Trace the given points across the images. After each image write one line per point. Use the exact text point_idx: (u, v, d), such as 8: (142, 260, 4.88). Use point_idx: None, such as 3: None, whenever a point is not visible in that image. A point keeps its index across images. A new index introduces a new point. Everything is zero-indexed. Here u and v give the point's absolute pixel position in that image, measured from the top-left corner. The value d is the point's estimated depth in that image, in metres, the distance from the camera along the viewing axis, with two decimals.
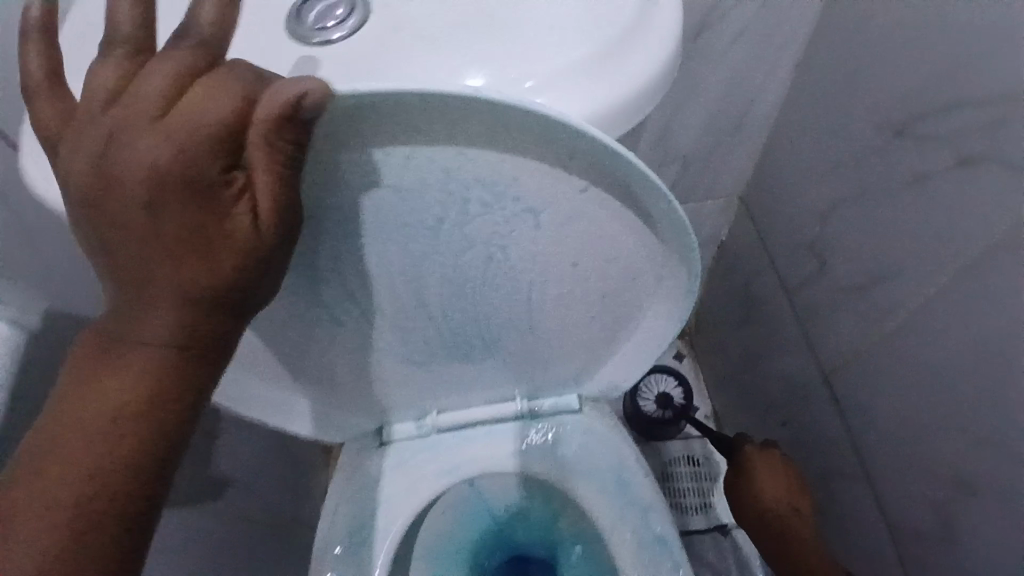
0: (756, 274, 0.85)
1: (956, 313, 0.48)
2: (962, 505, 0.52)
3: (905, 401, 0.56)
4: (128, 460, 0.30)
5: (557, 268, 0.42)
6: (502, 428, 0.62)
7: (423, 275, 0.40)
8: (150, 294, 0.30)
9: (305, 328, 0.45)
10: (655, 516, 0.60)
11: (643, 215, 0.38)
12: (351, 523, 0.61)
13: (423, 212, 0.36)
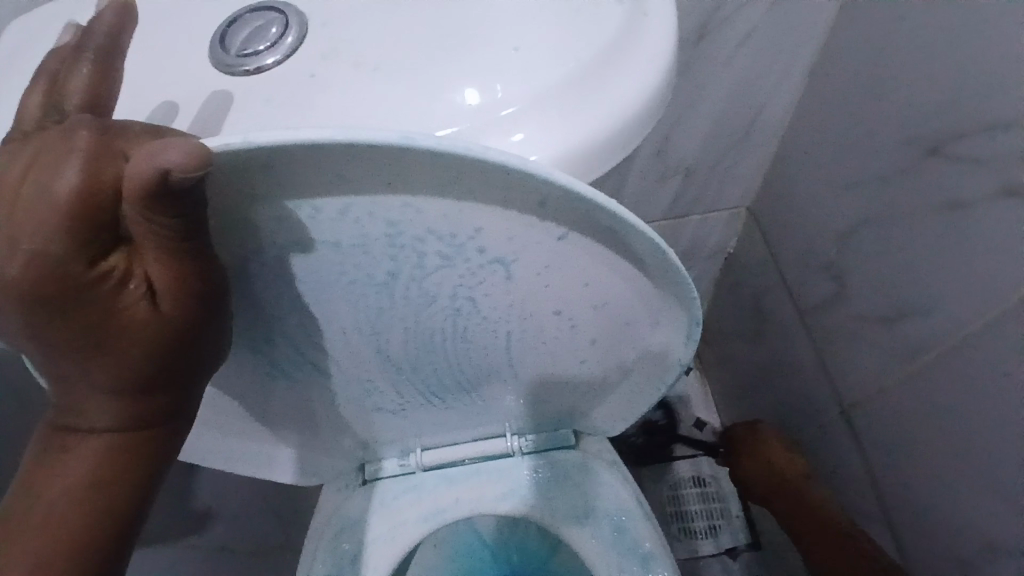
0: (764, 290, 0.78)
1: (995, 355, 0.44)
2: (994, 558, 0.50)
3: (934, 441, 0.53)
4: (74, 549, 0.29)
5: (539, 319, 0.36)
6: (493, 466, 0.60)
7: (383, 331, 0.35)
8: (71, 386, 0.27)
9: (261, 385, 0.41)
10: (656, 565, 0.56)
11: (634, 260, 0.32)
12: (334, 563, 0.59)
13: (369, 268, 0.30)
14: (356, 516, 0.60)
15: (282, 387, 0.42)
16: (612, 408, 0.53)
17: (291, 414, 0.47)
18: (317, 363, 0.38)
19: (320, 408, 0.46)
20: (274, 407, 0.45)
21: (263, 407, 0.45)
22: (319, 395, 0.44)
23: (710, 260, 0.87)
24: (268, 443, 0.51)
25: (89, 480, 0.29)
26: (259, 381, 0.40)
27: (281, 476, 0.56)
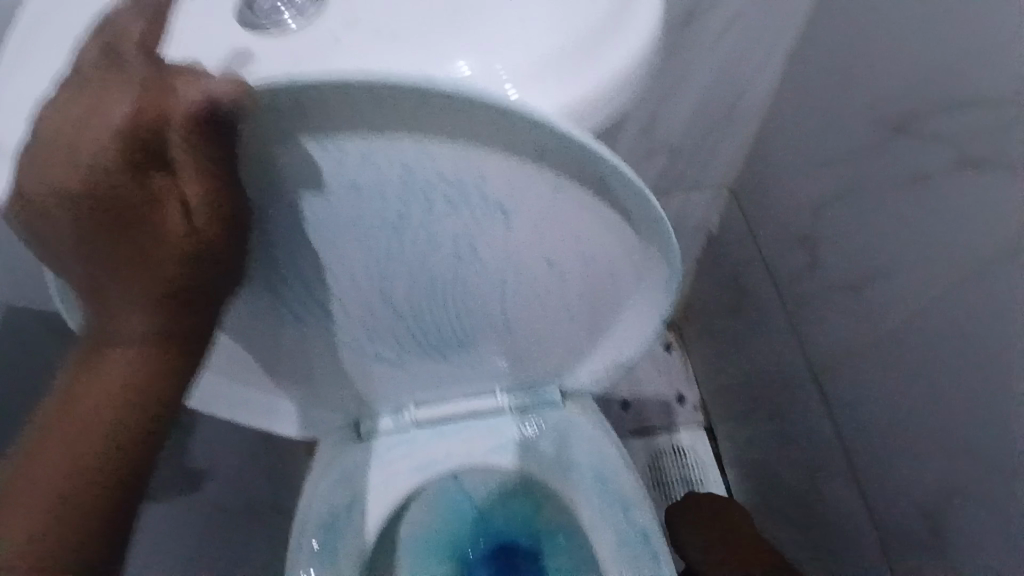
0: (743, 265, 0.82)
1: (953, 314, 0.48)
2: (956, 512, 0.52)
3: (903, 401, 0.55)
4: (113, 453, 0.32)
5: (534, 267, 0.39)
6: (484, 420, 0.64)
7: (388, 278, 0.38)
8: (109, 300, 0.30)
9: (272, 330, 0.44)
10: (636, 512, 0.60)
11: (624, 212, 0.35)
12: (327, 516, 0.61)
13: (380, 211, 0.32)
14: (354, 467, 0.63)
15: (288, 333, 0.44)
16: (598, 363, 0.57)
17: (291, 361, 0.49)
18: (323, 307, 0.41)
19: (321, 356, 0.48)
20: (275, 353, 0.47)
21: (266, 352, 0.47)
22: (322, 342, 0.46)
23: (693, 237, 0.90)
24: (273, 392, 0.54)
25: (111, 395, 0.32)
26: (267, 325, 0.43)
27: (283, 429, 0.58)
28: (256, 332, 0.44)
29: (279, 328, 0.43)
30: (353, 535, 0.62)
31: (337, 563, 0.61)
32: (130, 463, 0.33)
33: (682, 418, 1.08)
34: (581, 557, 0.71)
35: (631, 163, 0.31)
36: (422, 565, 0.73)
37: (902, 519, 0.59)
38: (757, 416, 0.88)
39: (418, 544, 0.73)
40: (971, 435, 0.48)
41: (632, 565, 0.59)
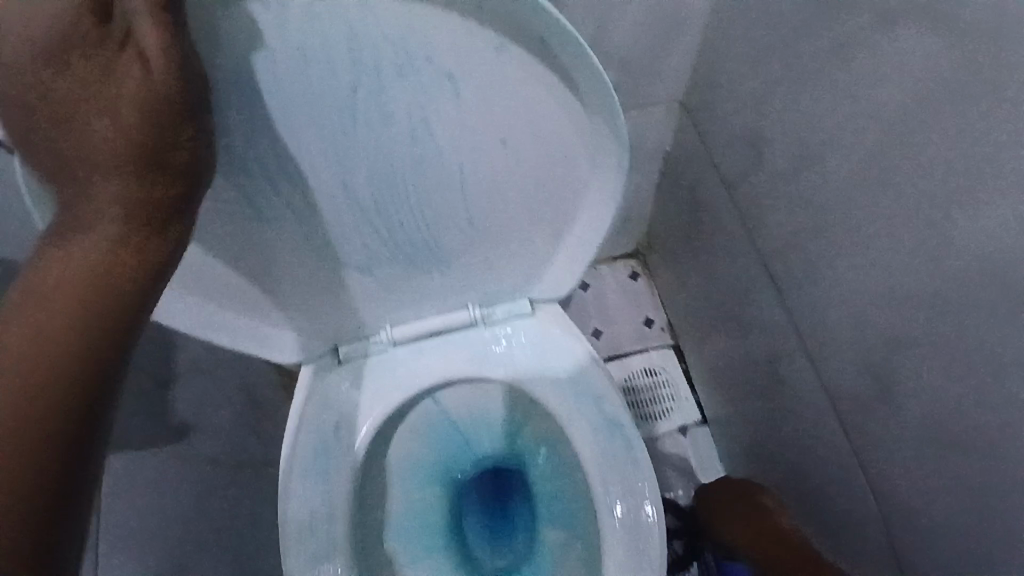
0: (696, 177, 0.82)
1: (888, 177, 0.49)
2: (901, 368, 0.54)
3: (850, 276, 0.57)
4: (93, 328, 0.35)
5: (486, 144, 0.43)
6: (458, 336, 0.67)
7: (349, 157, 0.42)
8: (84, 168, 0.34)
9: (241, 226, 0.47)
10: (608, 402, 0.65)
11: (563, 76, 0.39)
12: (317, 437, 0.64)
13: (335, 77, 0.37)
14: (335, 391, 0.65)
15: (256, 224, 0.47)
16: (560, 265, 0.60)
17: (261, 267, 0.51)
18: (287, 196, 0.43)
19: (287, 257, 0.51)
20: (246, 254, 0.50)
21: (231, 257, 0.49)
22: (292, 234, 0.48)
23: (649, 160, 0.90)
24: (255, 315, 0.58)
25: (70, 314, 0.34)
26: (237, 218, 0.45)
27: (267, 354, 0.61)
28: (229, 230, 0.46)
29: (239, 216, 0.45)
30: (341, 454, 0.65)
31: (330, 479, 0.64)
32: (110, 340, 0.35)
33: (652, 341, 1.12)
34: (563, 465, 0.77)
35: (565, 14, 0.35)
36: (416, 487, 0.78)
37: (852, 387, 0.62)
38: (718, 324, 0.91)
39: (411, 468, 0.78)
40: (913, 287, 0.50)
41: (607, 450, 0.64)
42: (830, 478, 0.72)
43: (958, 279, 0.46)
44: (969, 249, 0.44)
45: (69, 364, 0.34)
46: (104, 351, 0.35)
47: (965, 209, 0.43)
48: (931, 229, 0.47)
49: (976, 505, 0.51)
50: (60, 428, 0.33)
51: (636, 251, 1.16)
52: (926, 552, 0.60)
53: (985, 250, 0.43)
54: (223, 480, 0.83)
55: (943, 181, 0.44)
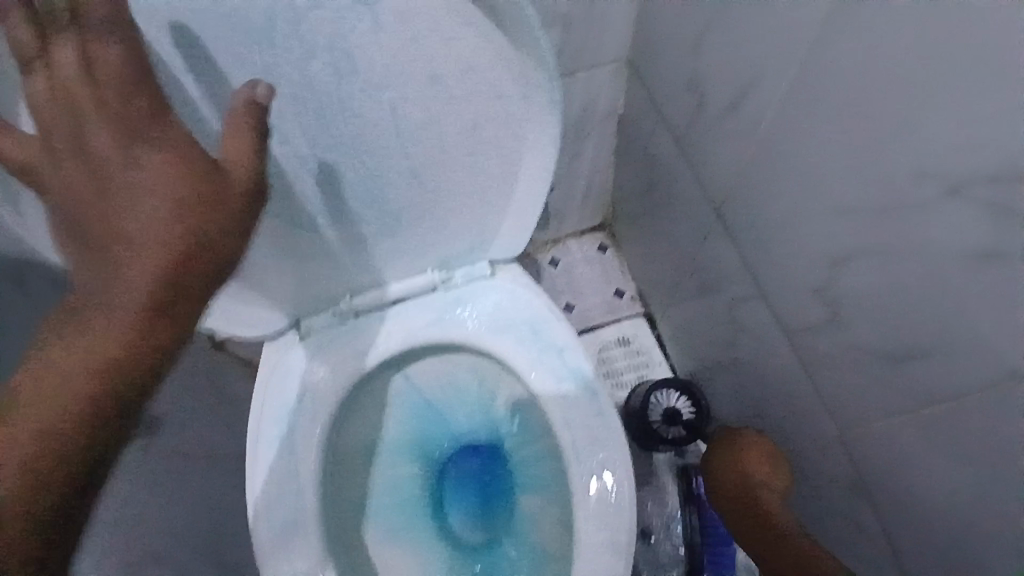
0: (650, 135, 0.82)
1: (814, 90, 0.50)
2: (845, 285, 0.54)
3: (791, 202, 0.57)
4: (126, 376, 0.35)
5: (416, 82, 0.43)
6: (418, 302, 0.67)
7: (270, 98, 0.41)
8: (149, 225, 0.35)
9: None
10: (571, 354, 0.65)
11: (490, 2, 0.40)
12: (279, 412, 0.64)
13: (240, 7, 0.37)
14: (295, 363, 0.65)
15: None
16: (514, 220, 0.60)
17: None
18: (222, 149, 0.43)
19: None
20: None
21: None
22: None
23: (605, 126, 0.90)
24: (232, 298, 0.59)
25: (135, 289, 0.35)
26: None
27: (244, 334, 0.62)
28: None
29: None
30: (306, 425, 0.64)
31: (295, 450, 0.63)
32: (134, 390, 0.36)
33: (623, 310, 1.12)
34: (537, 430, 0.76)
35: None
36: (389, 463, 0.77)
37: (805, 319, 0.62)
38: (682, 281, 0.91)
39: (381, 444, 0.77)
40: (850, 202, 0.50)
41: (572, 402, 0.64)
42: (791, 420, 0.72)
43: (887, 184, 0.46)
44: (893, 151, 0.44)
45: (143, 346, 0.35)
46: (177, 318, 0.36)
47: (887, 110, 0.43)
48: (859, 138, 0.47)
49: (924, 415, 0.51)
50: (95, 412, 0.35)
51: (603, 225, 1.16)
52: (885, 477, 0.60)
53: (910, 148, 0.43)
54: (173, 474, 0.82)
55: (867, 83, 0.45)
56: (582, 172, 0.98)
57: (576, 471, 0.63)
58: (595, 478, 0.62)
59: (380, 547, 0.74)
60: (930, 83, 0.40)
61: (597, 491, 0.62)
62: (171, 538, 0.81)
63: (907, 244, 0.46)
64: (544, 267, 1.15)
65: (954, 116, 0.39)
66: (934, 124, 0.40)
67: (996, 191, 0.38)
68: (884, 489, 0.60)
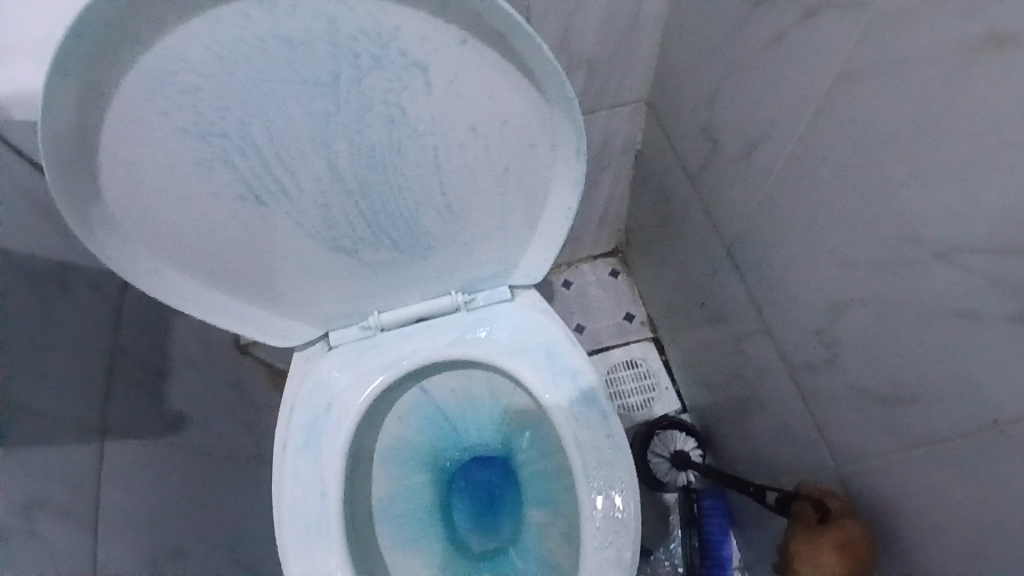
0: (665, 171, 0.86)
1: (821, 149, 0.54)
2: (842, 327, 0.58)
3: (797, 246, 0.61)
4: None
5: (456, 132, 0.48)
6: (441, 321, 0.71)
7: (332, 141, 0.46)
8: None
9: (238, 215, 0.50)
10: (583, 378, 0.69)
11: (527, 71, 0.45)
12: (307, 420, 0.68)
13: (316, 67, 0.41)
14: (325, 374, 0.69)
15: (246, 205, 0.49)
16: (535, 250, 0.64)
17: (255, 246, 0.54)
18: (283, 180, 0.48)
19: (271, 242, 0.54)
20: (241, 240, 0.53)
21: (223, 236, 0.52)
22: (283, 219, 0.51)
23: (622, 158, 0.94)
24: (261, 307, 0.64)
25: None
26: (225, 200, 0.49)
27: (270, 341, 0.67)
28: (226, 212, 0.50)
29: (229, 196, 0.48)
30: (332, 431, 0.68)
31: (320, 456, 0.67)
32: None
33: (632, 334, 1.15)
34: (546, 447, 0.80)
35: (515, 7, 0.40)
36: (406, 471, 0.82)
37: (804, 358, 0.65)
38: (690, 310, 0.95)
39: (399, 455, 0.82)
40: (852, 253, 0.54)
41: (582, 424, 0.68)
42: (790, 452, 0.75)
43: (884, 239, 0.50)
44: (893, 213, 0.48)
45: None
46: None
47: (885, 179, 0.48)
48: (860, 196, 0.51)
49: (915, 458, 0.54)
50: None
51: (616, 250, 1.20)
52: (876, 514, 0.63)
53: (909, 212, 0.47)
54: (189, 474, 0.87)
55: (870, 147, 0.49)
56: (598, 201, 1.03)
57: (584, 489, 0.66)
58: (603, 496, 0.66)
59: (394, 553, 0.78)
60: (930, 155, 0.43)
61: (603, 508, 0.65)
62: (191, 532, 0.86)
63: (904, 298, 0.50)
64: (557, 288, 1.19)
65: (948, 186, 0.43)
66: (931, 193, 0.44)
67: (985, 259, 0.42)
68: (875, 525, 0.64)
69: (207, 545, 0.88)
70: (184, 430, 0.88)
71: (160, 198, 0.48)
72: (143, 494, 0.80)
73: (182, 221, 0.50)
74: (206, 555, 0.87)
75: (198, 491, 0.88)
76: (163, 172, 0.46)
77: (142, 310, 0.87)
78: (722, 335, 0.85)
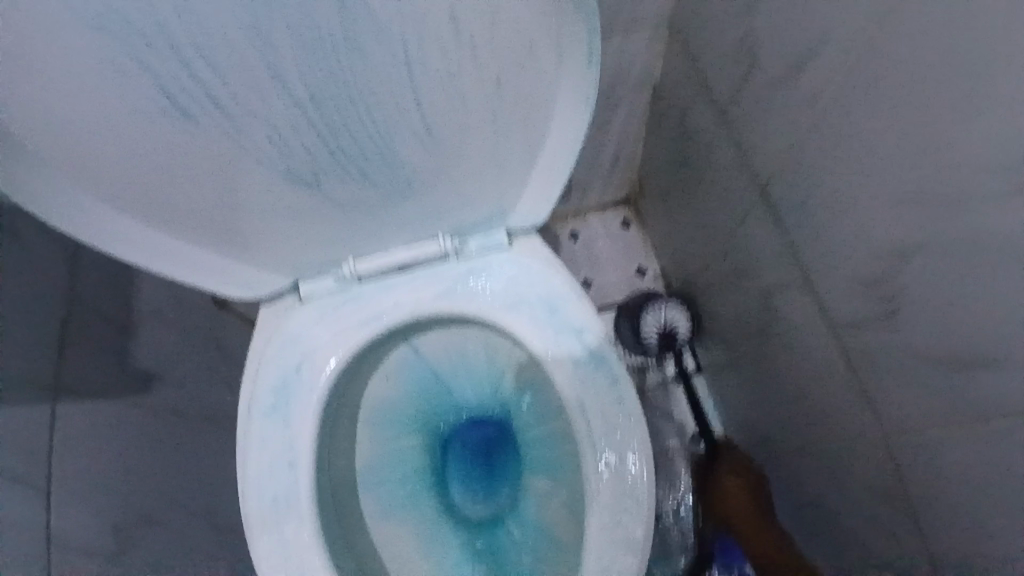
0: (689, 102, 0.75)
1: (889, 56, 0.42)
2: (900, 278, 0.48)
3: (849, 183, 0.51)
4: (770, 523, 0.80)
5: (427, 25, 0.37)
6: (428, 270, 0.62)
7: (266, 32, 0.36)
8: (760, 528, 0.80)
9: (162, 134, 0.41)
10: (589, 336, 0.60)
11: None
12: (274, 382, 0.60)
13: None
14: (295, 330, 0.61)
15: (169, 119, 0.40)
16: (536, 187, 0.54)
17: (193, 176, 0.45)
18: (211, 87, 0.38)
19: (211, 172, 0.45)
20: (172, 168, 0.44)
21: (149, 161, 0.43)
22: (218, 138, 0.42)
23: (638, 90, 0.82)
24: (215, 253, 0.55)
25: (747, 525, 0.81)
26: (143, 112, 0.39)
27: (226, 295, 0.58)
28: (146, 129, 0.40)
29: (145, 105, 0.39)
30: (304, 395, 0.60)
31: (289, 421, 0.60)
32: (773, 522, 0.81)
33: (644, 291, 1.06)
34: (547, 413, 0.72)
35: None
36: (394, 435, 0.75)
37: (851, 315, 0.56)
38: (711, 261, 0.85)
39: (387, 418, 0.74)
40: (919, 187, 0.43)
41: (588, 387, 0.59)
42: (825, 419, 0.67)
43: (960, 168, 0.39)
44: (967, 132, 0.38)
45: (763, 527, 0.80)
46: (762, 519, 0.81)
47: (971, 88, 0.37)
48: (931, 113, 0.40)
49: (981, 437, 0.45)
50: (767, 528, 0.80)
51: (629, 198, 1.09)
52: (925, 491, 0.55)
53: (996, 129, 0.36)
54: (160, 436, 0.80)
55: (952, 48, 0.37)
56: (610, 141, 0.91)
57: (589, 461, 0.59)
58: (610, 469, 0.58)
59: (381, 523, 0.72)
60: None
61: (611, 482, 0.58)
62: (165, 500, 0.79)
63: (987, 243, 0.39)
64: (563, 239, 1.09)
65: None
66: (1023, 101, 0.34)
67: None
68: (926, 502, 0.56)
69: (185, 511, 0.82)
70: (155, 389, 0.80)
71: (59, 113, 0.39)
72: (105, 458, 0.73)
73: (97, 142, 0.41)
74: (183, 523, 0.81)
75: (174, 453, 0.82)
76: (55, 74, 0.36)
77: (108, 263, 0.77)
78: (748, 289, 0.75)
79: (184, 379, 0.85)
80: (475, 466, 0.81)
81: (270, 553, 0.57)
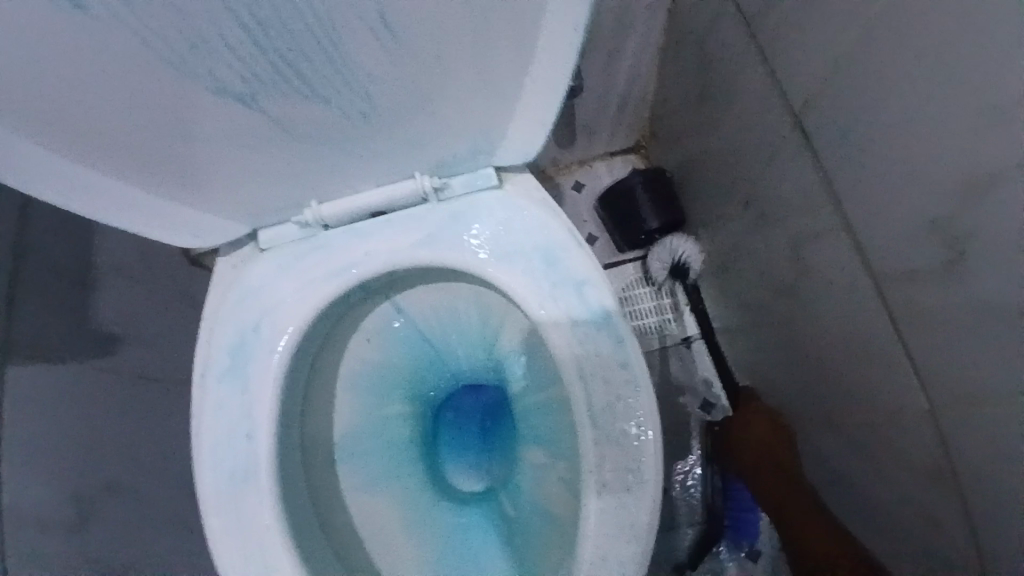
0: (709, 21, 0.65)
1: None
2: (968, 215, 0.39)
3: (902, 99, 0.41)
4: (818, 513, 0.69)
5: None
6: (403, 214, 0.54)
7: None
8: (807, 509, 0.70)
9: (41, 25, 0.32)
10: (591, 289, 0.52)
11: None
12: (231, 341, 0.53)
13: None
14: (254, 283, 0.54)
15: (48, 2, 0.31)
16: (528, 108, 0.46)
17: (97, 87, 0.36)
18: None
19: (117, 80, 0.36)
20: (67, 75, 0.35)
21: (38, 65, 0.34)
22: (114, 31, 0.33)
23: (652, 12, 0.72)
24: (151, 191, 0.47)
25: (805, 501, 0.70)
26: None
27: (173, 240, 0.51)
28: (24, 18, 0.32)
29: None
30: (263, 357, 0.53)
31: (248, 385, 0.53)
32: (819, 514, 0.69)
33: None
34: (545, 378, 0.65)
35: None
36: (377, 401, 0.68)
37: (900, 263, 0.48)
38: (730, 209, 0.76)
39: (369, 383, 0.67)
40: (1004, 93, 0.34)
41: (589, 348, 0.52)
42: (859, 385, 0.59)
43: None
44: None
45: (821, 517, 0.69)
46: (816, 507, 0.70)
47: None
48: None
49: None
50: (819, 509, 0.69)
51: (639, 145, 1.00)
52: (977, 469, 0.47)
53: None
54: (127, 400, 0.74)
55: None
56: (619, 76, 0.81)
57: (589, 433, 0.51)
58: (614, 440, 0.51)
59: (363, 497, 0.65)
60: None
61: (613, 457, 0.51)
62: (131, 467, 0.74)
63: None
64: (567, 191, 1.00)
65: None
66: None
67: None
68: (975, 480, 0.48)
69: (154, 480, 0.77)
70: (117, 352, 0.73)
71: None
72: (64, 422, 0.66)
73: None
74: (152, 491, 0.76)
75: (140, 418, 0.76)
76: None
77: (58, 214, 0.68)
78: (773, 240, 0.67)
79: (151, 337, 0.79)
80: (469, 434, 0.75)
81: (226, 533, 0.51)
